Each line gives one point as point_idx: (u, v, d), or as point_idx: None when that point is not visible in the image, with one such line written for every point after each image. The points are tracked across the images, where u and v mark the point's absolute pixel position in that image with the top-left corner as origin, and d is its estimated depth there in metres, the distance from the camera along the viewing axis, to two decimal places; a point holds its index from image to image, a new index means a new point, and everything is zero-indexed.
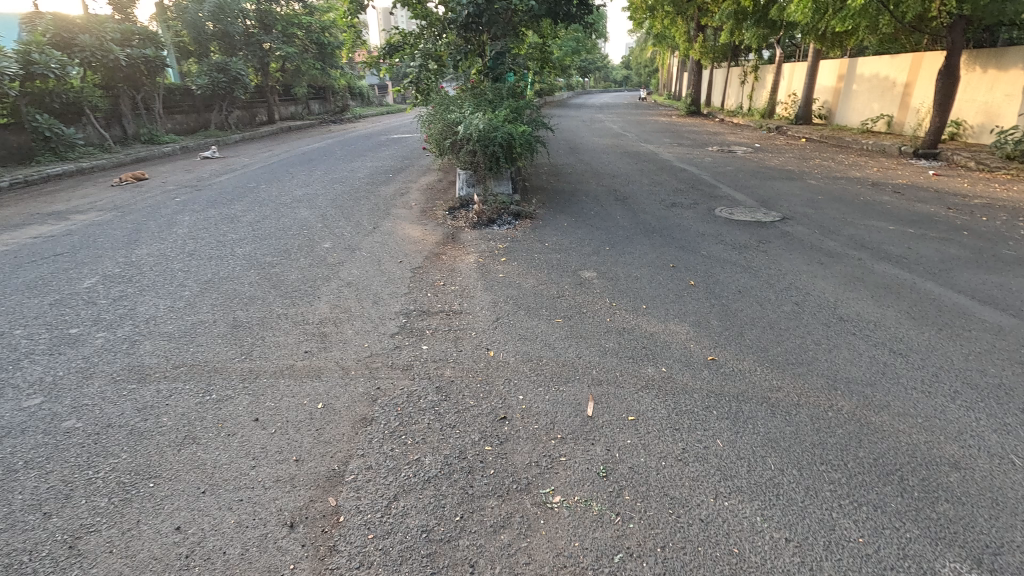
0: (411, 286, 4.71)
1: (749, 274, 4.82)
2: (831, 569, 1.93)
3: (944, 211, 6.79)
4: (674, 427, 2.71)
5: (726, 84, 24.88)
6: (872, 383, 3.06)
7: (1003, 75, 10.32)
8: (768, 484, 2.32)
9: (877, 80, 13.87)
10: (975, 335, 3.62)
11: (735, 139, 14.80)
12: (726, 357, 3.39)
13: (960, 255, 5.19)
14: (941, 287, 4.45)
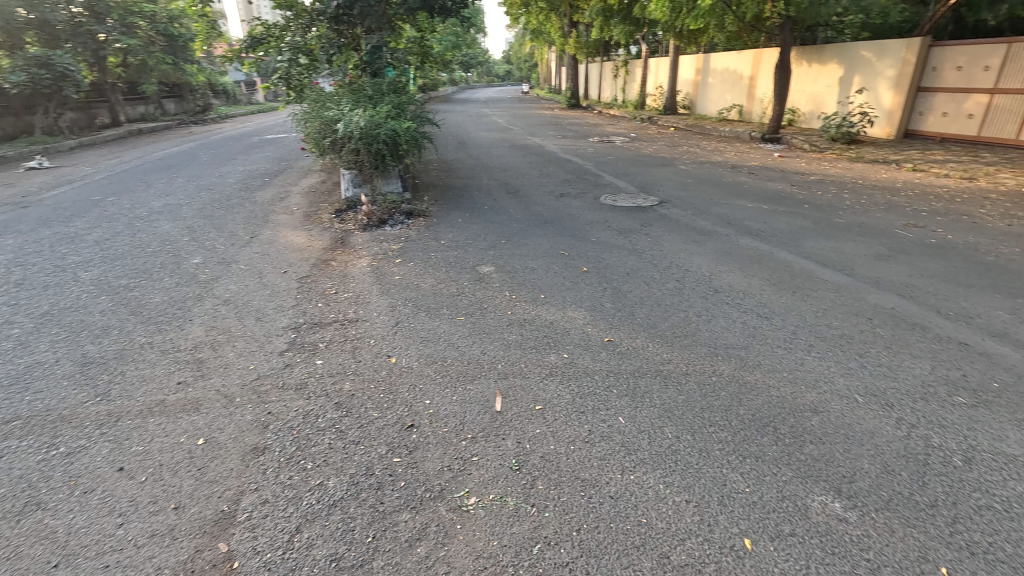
0: (300, 297, 4.39)
1: (635, 257, 5.12)
2: (726, 521, 2.11)
3: (789, 188, 7.76)
4: (580, 411, 2.80)
5: (601, 78, 26.34)
6: (746, 346, 3.41)
7: (824, 68, 12.04)
8: (667, 452, 2.49)
9: (728, 73, 15.49)
10: (821, 294, 4.18)
11: (613, 129, 15.71)
12: (620, 337, 3.57)
13: (804, 226, 5.97)
14: (793, 255, 5.07)
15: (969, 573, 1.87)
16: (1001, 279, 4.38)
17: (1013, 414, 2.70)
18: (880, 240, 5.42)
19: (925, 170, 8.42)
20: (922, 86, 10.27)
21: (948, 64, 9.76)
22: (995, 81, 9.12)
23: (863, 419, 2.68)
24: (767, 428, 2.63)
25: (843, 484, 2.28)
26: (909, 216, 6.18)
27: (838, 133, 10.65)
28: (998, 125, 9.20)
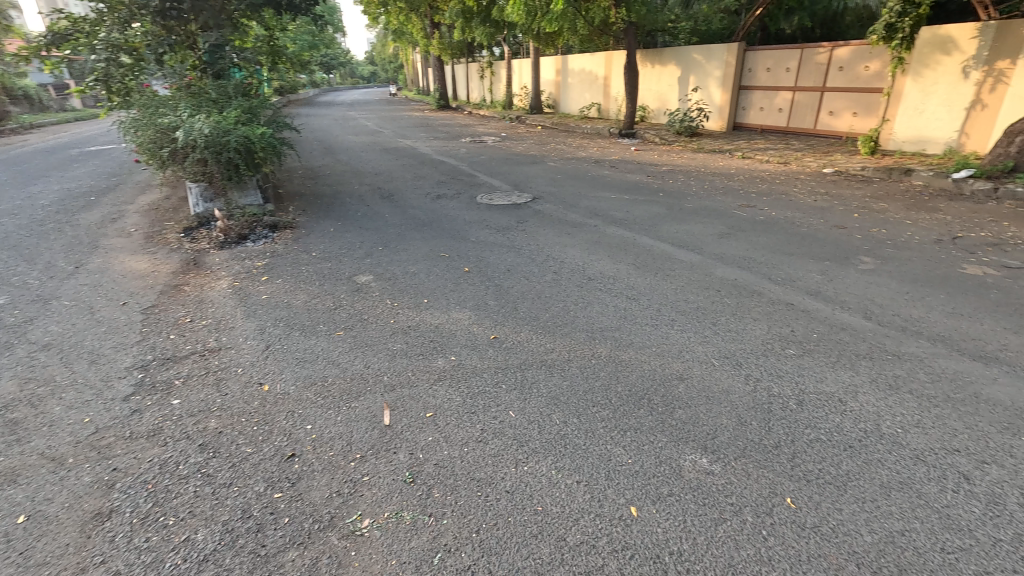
0: (146, 331, 3.84)
1: (514, 253, 5.26)
2: (614, 493, 2.25)
3: (646, 178, 8.51)
4: (471, 411, 2.81)
5: (467, 79, 26.63)
6: (619, 327, 3.67)
7: (665, 69, 13.36)
8: (557, 439, 2.58)
9: (584, 74, 16.54)
10: (678, 273, 4.64)
11: (484, 129, 15.97)
12: (505, 333, 3.64)
13: (660, 212, 6.59)
14: (653, 240, 5.57)
15: (807, 498, 2.20)
16: (813, 246, 5.22)
17: (829, 357, 3.24)
18: (722, 220, 6.15)
19: (752, 157, 9.74)
20: (742, 85, 11.86)
21: (760, 66, 11.39)
22: (795, 80, 10.82)
23: (719, 380, 3.02)
24: (643, 401, 2.85)
25: (708, 441, 2.55)
26: (742, 198, 7.11)
27: (682, 127, 11.89)
28: (800, 117, 10.90)
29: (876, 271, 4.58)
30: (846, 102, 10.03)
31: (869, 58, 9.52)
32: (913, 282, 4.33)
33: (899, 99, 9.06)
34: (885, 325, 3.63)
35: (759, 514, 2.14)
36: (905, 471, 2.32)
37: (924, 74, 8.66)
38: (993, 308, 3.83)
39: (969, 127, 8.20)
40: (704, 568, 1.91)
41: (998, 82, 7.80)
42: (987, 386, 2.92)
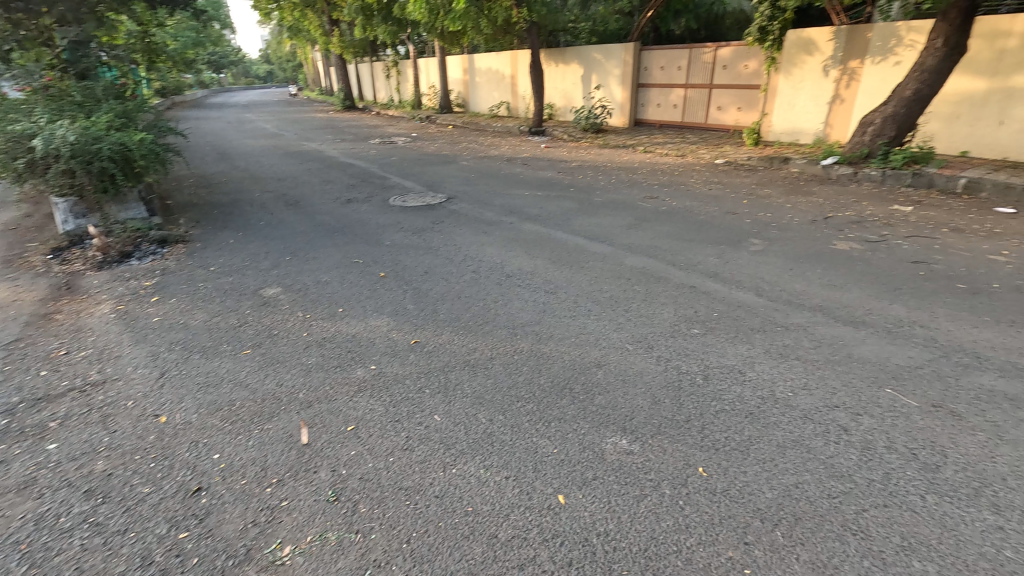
0: (9, 369, 3.34)
1: (431, 255, 5.19)
2: (542, 484, 2.30)
3: (557, 174, 8.75)
4: (394, 420, 2.74)
5: (373, 78, 25.86)
6: (539, 321, 3.75)
7: (568, 68, 13.80)
8: (484, 437, 2.59)
9: (491, 72, 16.66)
10: (592, 264, 4.82)
11: (393, 130, 15.59)
12: (426, 336, 3.59)
13: (572, 207, 6.81)
14: (567, 234, 5.74)
15: (717, 465, 2.38)
16: (710, 232, 5.65)
17: (728, 333, 3.52)
18: (629, 212, 6.48)
19: (653, 151, 10.34)
20: (640, 83, 12.54)
21: (654, 65, 12.10)
22: (686, 78, 11.60)
23: (634, 363, 3.19)
24: (565, 391, 2.93)
25: (627, 422, 2.68)
26: (646, 190, 7.53)
27: (588, 124, 12.34)
28: (693, 112, 11.72)
29: (764, 251, 5.04)
30: (731, 99, 10.93)
31: (748, 58, 10.44)
32: (795, 259, 4.82)
33: (774, 95, 10.04)
34: (773, 300, 4.01)
35: (675, 485, 2.28)
36: (796, 430, 2.58)
37: (793, 72, 9.66)
38: (858, 278, 4.37)
39: (832, 118, 9.29)
40: (629, 544, 2.01)
41: (852, 79, 8.89)
42: (857, 346, 3.32)
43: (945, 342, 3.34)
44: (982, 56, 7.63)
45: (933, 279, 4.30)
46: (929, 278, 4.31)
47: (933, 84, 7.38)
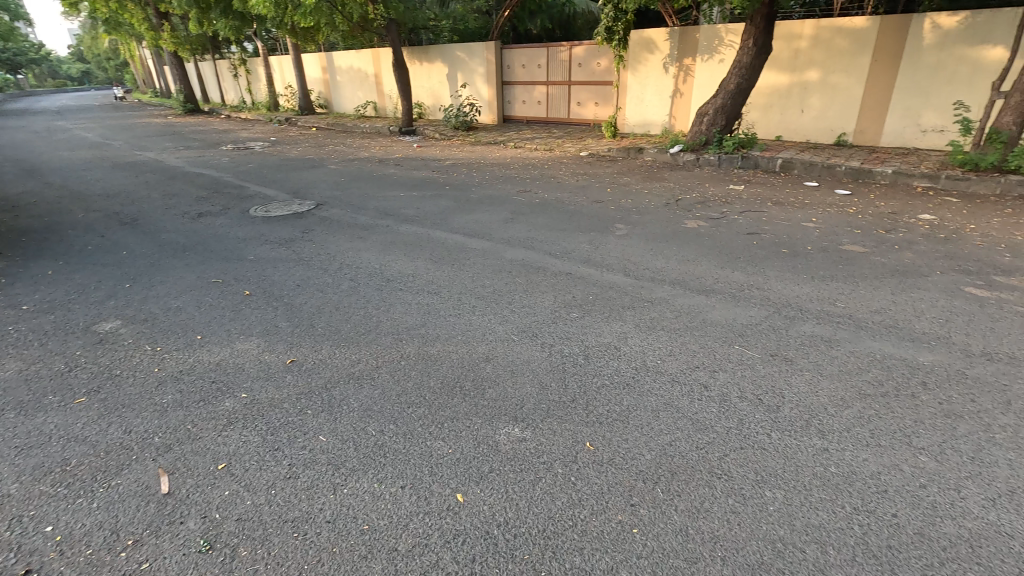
0: None
1: (303, 266, 4.85)
2: (439, 487, 2.27)
3: (431, 174, 8.66)
4: (273, 448, 2.52)
5: (218, 78, 23.42)
6: (424, 323, 3.69)
7: (433, 66, 13.70)
8: (375, 450, 2.49)
9: (353, 71, 15.98)
10: (473, 261, 4.85)
11: (248, 135, 14.28)
12: (304, 354, 3.35)
13: (449, 205, 6.79)
14: (446, 232, 5.71)
15: (602, 438, 2.53)
16: (580, 220, 5.99)
17: (603, 313, 3.77)
18: (505, 206, 6.63)
19: (523, 146, 10.68)
20: (504, 80, 12.84)
21: (516, 63, 12.46)
22: (546, 75, 12.12)
23: (520, 353, 3.28)
24: (455, 389, 2.93)
25: (518, 411, 2.74)
26: (519, 184, 7.76)
27: (459, 122, 12.37)
28: (556, 108, 12.29)
29: (628, 235, 5.47)
30: (589, 94, 11.63)
31: (599, 56, 11.17)
32: (654, 239, 5.30)
33: (625, 91, 10.93)
34: (639, 278, 4.38)
35: (567, 463, 2.39)
36: (667, 394, 2.84)
37: (639, 69, 10.59)
38: (707, 251, 4.93)
39: (675, 110, 10.38)
40: (528, 528, 2.06)
41: (687, 76, 9.99)
42: (709, 312, 3.75)
43: (777, 300, 3.91)
44: (784, 55, 8.94)
45: (764, 246, 5.00)
46: (762, 247, 5.00)
47: (749, 80, 8.54)
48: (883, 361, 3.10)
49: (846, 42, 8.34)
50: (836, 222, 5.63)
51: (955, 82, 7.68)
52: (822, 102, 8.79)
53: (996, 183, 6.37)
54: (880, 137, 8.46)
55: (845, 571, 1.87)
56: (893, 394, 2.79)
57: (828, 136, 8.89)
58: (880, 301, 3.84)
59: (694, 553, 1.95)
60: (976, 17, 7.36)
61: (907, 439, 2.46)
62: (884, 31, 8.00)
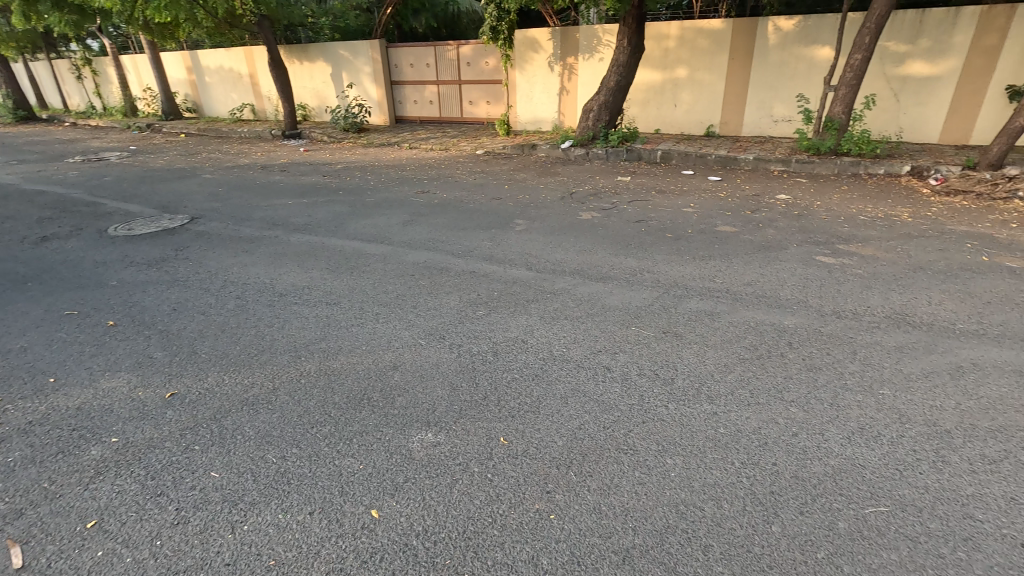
0: None
1: (179, 287, 4.37)
2: (352, 506, 2.17)
3: (322, 178, 8.22)
4: (155, 494, 2.25)
5: (56, 81, 20.34)
6: (324, 336, 3.49)
7: (314, 65, 12.99)
8: (277, 478, 2.32)
9: (224, 71, 14.69)
10: (373, 267, 4.68)
11: (101, 144, 12.57)
12: (186, 384, 3.02)
13: (343, 211, 6.50)
14: (342, 239, 5.45)
15: (515, 431, 2.57)
16: (480, 218, 6.02)
17: (508, 309, 3.82)
18: (404, 208, 6.48)
19: (418, 147, 10.49)
20: (393, 80, 12.51)
21: (403, 61, 12.19)
22: (435, 74, 12.00)
23: (429, 356, 3.22)
24: (362, 402, 2.81)
25: (431, 416, 2.69)
26: (417, 185, 7.63)
27: (348, 124, 11.86)
28: (448, 107, 12.22)
29: (528, 229, 5.59)
30: (480, 93, 11.68)
31: (487, 55, 11.26)
32: (553, 232, 5.47)
33: (515, 89, 11.15)
34: (541, 271, 4.49)
35: (483, 461, 2.39)
36: (573, 379, 2.95)
37: (526, 67, 10.85)
38: (602, 240, 5.19)
39: (563, 107, 10.79)
40: (448, 532, 2.04)
41: (571, 74, 10.44)
42: (607, 298, 3.95)
43: (666, 281, 4.21)
44: (655, 53, 9.63)
45: (652, 232, 5.37)
46: (650, 233, 5.36)
47: (627, 77, 9.09)
48: (757, 327, 3.46)
49: (707, 42, 9.18)
50: (711, 205, 6.19)
51: (796, 78, 8.77)
52: (691, 97, 9.61)
53: (834, 165, 7.38)
54: (741, 127, 9.43)
55: (738, 521, 2.07)
56: (766, 356, 3.13)
57: (699, 127, 9.74)
58: (751, 274, 4.28)
59: (608, 529, 2.05)
60: (807, 21, 8.44)
61: (779, 394, 2.78)
62: (737, 32, 8.92)
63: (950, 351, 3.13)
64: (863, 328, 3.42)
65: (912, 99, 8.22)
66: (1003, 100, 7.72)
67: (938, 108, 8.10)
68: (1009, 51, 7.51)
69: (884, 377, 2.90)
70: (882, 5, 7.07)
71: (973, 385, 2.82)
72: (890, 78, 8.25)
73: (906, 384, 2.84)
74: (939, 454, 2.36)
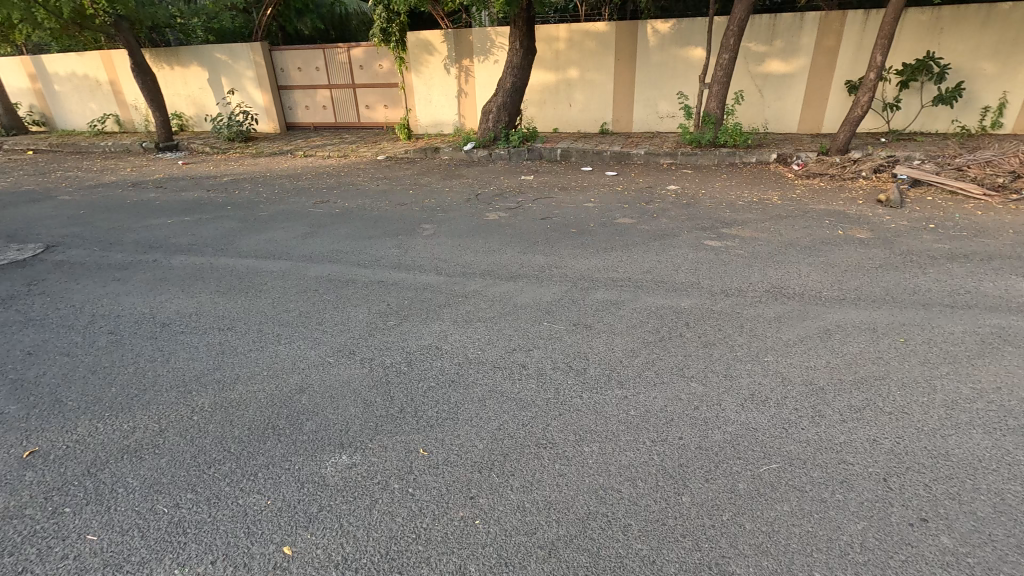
0: None
1: (35, 328, 3.79)
2: (261, 545, 2.00)
3: (206, 193, 7.54)
4: (16, 572, 1.93)
5: None
6: (218, 366, 3.19)
7: (188, 71, 11.90)
8: (171, 529, 2.09)
9: (77, 78, 12.99)
10: (271, 285, 4.36)
11: None
12: (50, 439, 2.62)
13: (233, 227, 6.00)
14: (233, 258, 5.03)
15: (435, 441, 2.52)
16: (385, 225, 5.84)
17: (420, 316, 3.73)
18: (302, 220, 6.12)
19: (314, 154, 9.97)
20: (280, 85, 11.77)
21: (290, 65, 11.52)
22: (326, 78, 11.47)
23: (339, 374, 3.07)
24: (267, 432, 2.61)
25: (344, 437, 2.56)
26: (315, 195, 7.25)
27: (233, 132, 10.98)
28: (343, 112, 11.74)
29: (435, 234, 5.51)
30: (376, 97, 11.33)
31: (380, 57, 10.94)
32: (461, 235, 5.44)
33: (412, 92, 10.97)
34: (451, 275, 4.45)
35: (402, 476, 2.32)
36: (490, 381, 2.95)
37: (422, 70, 10.72)
38: (510, 240, 5.24)
39: (463, 110, 10.80)
40: (370, 556, 1.95)
41: (468, 76, 10.48)
42: (518, 296, 4.00)
43: (574, 275, 4.34)
44: (547, 55, 9.93)
45: (557, 229, 5.52)
46: (556, 229, 5.51)
47: (522, 78, 9.27)
48: (657, 311, 3.68)
49: (594, 44, 9.61)
50: (610, 199, 6.49)
51: (675, 77, 9.46)
52: (585, 97, 10.03)
53: (714, 155, 8.05)
54: (632, 124, 10.01)
55: (653, 497, 2.18)
56: (668, 337, 3.34)
57: (594, 125, 10.20)
58: (649, 262, 4.55)
59: (532, 524, 2.07)
60: (680, 24, 9.12)
61: (681, 371, 2.98)
62: (620, 35, 9.43)
63: (818, 316, 3.54)
64: (748, 303, 3.76)
65: (773, 94, 9.19)
66: (843, 94, 8.86)
67: (794, 101, 9.13)
68: (845, 50, 8.64)
69: (768, 345, 3.22)
70: (741, 10, 7.82)
71: (838, 344, 3.21)
72: (754, 76, 9.17)
73: (785, 350, 3.16)
74: (816, 408, 2.66)
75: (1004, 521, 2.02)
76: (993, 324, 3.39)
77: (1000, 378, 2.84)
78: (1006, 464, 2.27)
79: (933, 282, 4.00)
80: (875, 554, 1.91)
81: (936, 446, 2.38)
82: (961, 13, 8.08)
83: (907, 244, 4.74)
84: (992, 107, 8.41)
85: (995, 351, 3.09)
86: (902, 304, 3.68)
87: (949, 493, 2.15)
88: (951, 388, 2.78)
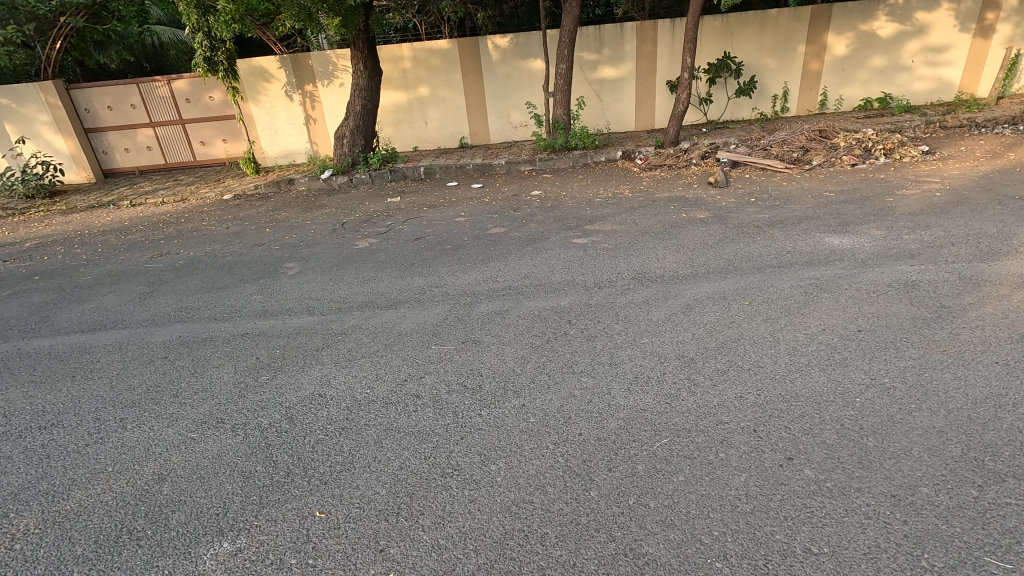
0: None
1: None
2: None
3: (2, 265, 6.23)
4: None
5: None
6: (44, 474, 2.62)
7: None
8: None
9: None
10: (106, 362, 3.70)
11: None
12: None
13: (45, 300, 5.02)
14: (51, 338, 4.20)
15: (331, 499, 2.30)
16: (241, 271, 5.29)
17: (297, 364, 3.43)
18: (136, 279, 5.33)
19: (142, 202, 8.75)
20: (88, 128, 10.19)
21: (98, 104, 10.05)
22: (145, 115, 10.16)
23: (208, 450, 2.68)
24: (122, 540, 2.19)
25: (223, 521, 2.24)
26: (152, 248, 6.36)
27: (30, 188, 9.22)
28: (172, 150, 10.46)
29: (301, 271, 5.13)
30: (211, 131, 10.30)
31: (208, 89, 9.96)
32: (329, 269, 5.12)
33: (253, 123, 10.17)
34: (325, 313, 4.16)
35: (299, 548, 2.08)
36: (385, 418, 2.80)
37: (261, 98, 9.99)
38: (385, 266, 5.05)
39: (314, 136, 10.27)
40: None
41: (313, 102, 10.01)
42: (402, 323, 3.85)
43: (455, 292, 4.31)
44: (393, 74, 9.82)
45: (432, 247, 5.45)
46: (429, 248, 5.43)
47: (371, 99, 9.03)
48: (541, 314, 3.79)
49: (440, 61, 9.72)
50: (479, 211, 6.58)
51: (521, 87, 9.92)
52: (439, 113, 10.09)
53: (568, 159, 8.56)
54: (489, 135, 10.30)
55: (564, 499, 2.21)
56: (554, 337, 3.45)
57: (453, 140, 10.30)
58: (526, 267, 4.67)
59: (449, 561, 1.98)
60: (518, 37, 9.60)
61: (571, 369, 3.08)
62: (463, 51, 9.65)
63: (679, 293, 3.90)
64: (619, 292, 4.02)
65: (609, 97, 10.03)
66: (667, 92, 9.99)
67: (628, 101, 10.06)
68: (662, 53, 9.74)
69: (642, 329, 3.46)
70: (569, 24, 8.42)
71: (698, 316, 3.56)
72: (591, 82, 9.92)
73: (657, 330, 3.43)
74: (690, 377, 2.92)
75: (847, 443, 2.37)
76: (810, 276, 4.00)
77: (824, 321, 3.36)
78: (840, 394, 2.68)
79: (763, 247, 4.64)
80: (758, 500, 2.13)
81: (787, 391, 2.74)
82: (744, 18, 9.56)
83: (738, 218, 5.43)
84: (779, 94, 10.04)
85: (816, 299, 3.65)
86: (742, 271, 4.21)
87: (803, 429, 2.47)
88: (790, 337, 3.22)
